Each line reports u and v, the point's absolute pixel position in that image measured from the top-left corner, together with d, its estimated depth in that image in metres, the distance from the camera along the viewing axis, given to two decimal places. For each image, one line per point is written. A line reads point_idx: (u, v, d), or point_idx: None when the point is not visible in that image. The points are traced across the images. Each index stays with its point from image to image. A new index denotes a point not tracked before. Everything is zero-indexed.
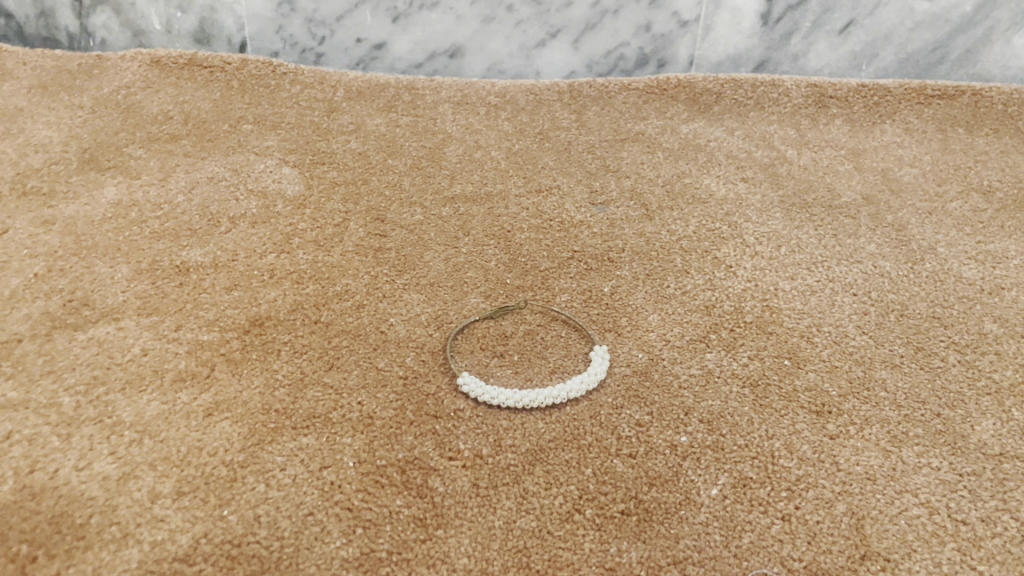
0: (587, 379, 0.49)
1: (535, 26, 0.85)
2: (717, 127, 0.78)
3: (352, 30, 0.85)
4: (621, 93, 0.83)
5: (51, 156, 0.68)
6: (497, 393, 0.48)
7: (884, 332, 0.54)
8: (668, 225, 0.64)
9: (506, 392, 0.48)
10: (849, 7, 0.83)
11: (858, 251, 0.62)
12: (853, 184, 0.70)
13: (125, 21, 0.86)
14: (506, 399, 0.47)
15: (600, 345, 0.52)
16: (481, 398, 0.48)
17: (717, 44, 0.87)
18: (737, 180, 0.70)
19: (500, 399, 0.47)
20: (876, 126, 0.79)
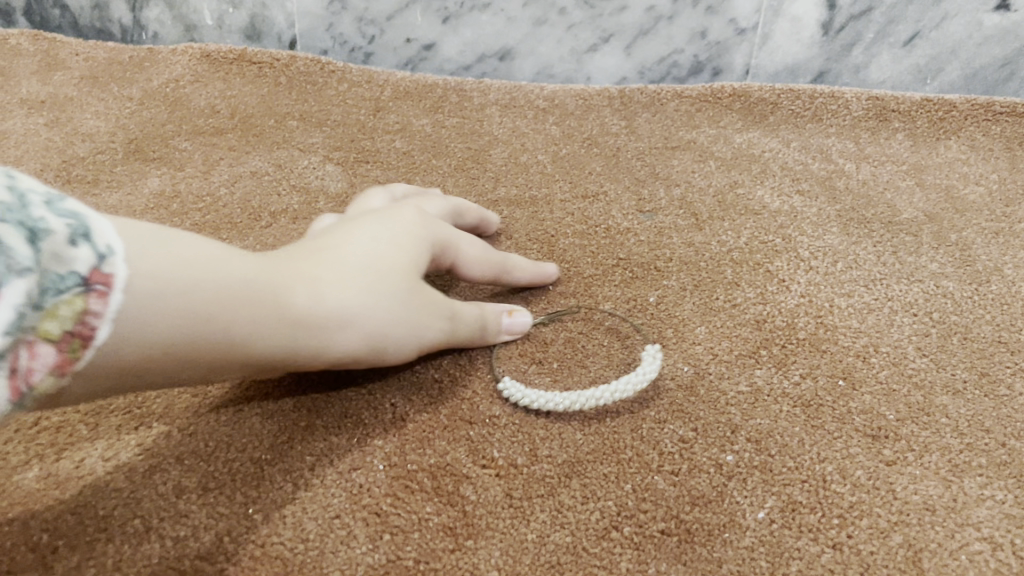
0: (635, 381, 0.47)
1: (587, 30, 0.84)
2: (773, 138, 0.76)
3: (402, 30, 0.85)
4: (672, 101, 0.81)
5: (98, 146, 0.68)
6: (537, 393, 0.46)
7: (945, 355, 0.51)
8: (719, 235, 0.62)
9: (546, 394, 0.46)
10: (915, 19, 0.80)
11: (919, 270, 0.59)
12: (915, 201, 0.67)
13: (177, 15, 0.86)
14: (545, 401, 0.46)
15: (656, 349, 0.50)
16: (520, 400, 0.46)
17: (774, 53, 0.84)
18: (793, 193, 0.68)
19: (539, 401, 0.46)
20: (939, 142, 0.75)
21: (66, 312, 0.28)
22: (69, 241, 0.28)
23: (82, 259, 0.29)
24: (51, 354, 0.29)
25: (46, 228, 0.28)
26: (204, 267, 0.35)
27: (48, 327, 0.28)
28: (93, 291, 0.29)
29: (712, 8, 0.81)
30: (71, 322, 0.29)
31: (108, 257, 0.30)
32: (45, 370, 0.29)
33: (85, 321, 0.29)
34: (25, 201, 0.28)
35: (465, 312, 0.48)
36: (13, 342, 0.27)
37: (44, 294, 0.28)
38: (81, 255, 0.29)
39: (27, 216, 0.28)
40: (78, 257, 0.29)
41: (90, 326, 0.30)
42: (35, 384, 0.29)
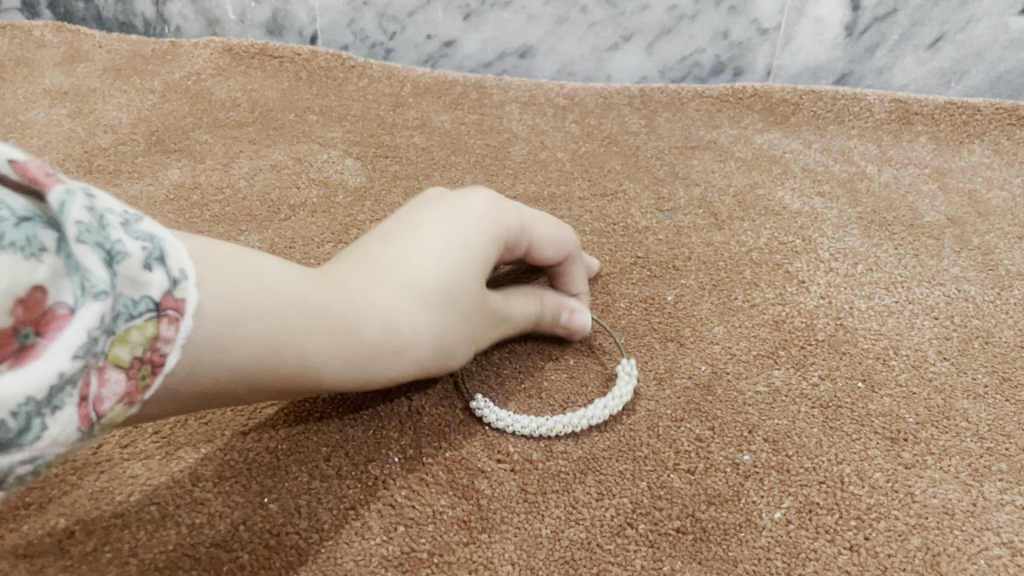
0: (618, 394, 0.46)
1: (609, 28, 0.83)
2: (794, 139, 0.75)
3: (423, 27, 0.85)
4: (693, 101, 0.80)
5: (120, 137, 0.69)
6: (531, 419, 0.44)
7: (967, 360, 0.51)
8: (738, 235, 0.62)
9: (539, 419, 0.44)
10: (940, 21, 0.79)
11: (941, 273, 0.58)
12: (937, 205, 0.66)
13: (200, 9, 0.86)
14: (543, 427, 0.44)
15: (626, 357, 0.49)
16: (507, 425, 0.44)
17: (797, 54, 0.84)
18: (813, 194, 0.67)
19: (536, 429, 0.44)
20: (963, 146, 0.75)
21: (137, 336, 0.27)
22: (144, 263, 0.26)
23: (159, 281, 0.27)
24: (122, 378, 0.27)
25: (121, 247, 0.26)
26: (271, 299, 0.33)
27: (120, 351, 0.26)
28: (166, 315, 0.27)
29: (735, 7, 0.81)
30: (142, 348, 0.27)
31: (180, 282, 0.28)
32: (115, 400, 0.27)
33: (155, 347, 0.27)
34: (103, 218, 0.26)
35: (510, 305, 0.47)
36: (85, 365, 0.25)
37: (117, 315, 0.26)
38: (156, 279, 0.27)
39: (105, 236, 0.26)
40: (153, 282, 0.27)
41: (160, 353, 0.28)
42: (105, 412, 0.26)
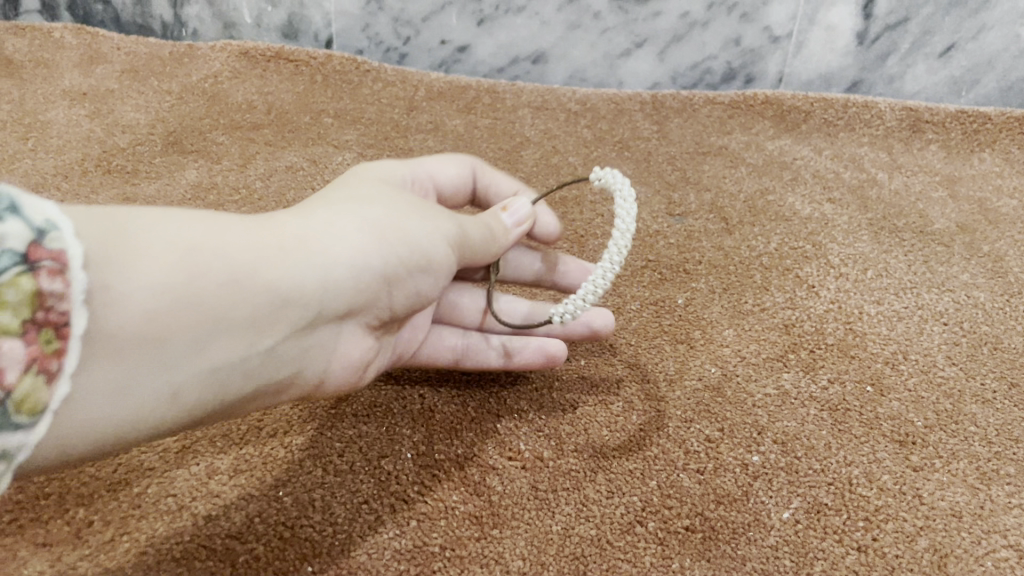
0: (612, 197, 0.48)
1: (621, 35, 0.83)
2: (804, 146, 0.75)
3: (437, 32, 0.85)
4: (705, 107, 0.81)
5: (137, 137, 0.70)
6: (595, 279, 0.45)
7: (976, 365, 0.51)
8: (748, 240, 0.62)
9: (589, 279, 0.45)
10: (951, 30, 0.78)
11: (950, 280, 0.59)
12: (947, 212, 0.66)
13: (217, 12, 0.87)
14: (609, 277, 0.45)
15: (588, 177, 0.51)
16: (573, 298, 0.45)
17: (808, 61, 0.83)
18: (824, 201, 0.67)
19: (604, 281, 0.45)
20: (973, 154, 0.75)
21: (11, 297, 0.27)
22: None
23: (19, 234, 0.27)
24: (14, 348, 0.27)
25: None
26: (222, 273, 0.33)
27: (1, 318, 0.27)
28: (41, 268, 0.28)
29: (747, 15, 0.80)
30: (28, 305, 0.27)
31: (52, 232, 0.28)
32: (21, 368, 0.27)
33: (41, 303, 0.27)
34: None
35: (492, 232, 0.45)
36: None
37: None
38: (11, 229, 0.27)
39: None
40: (11, 233, 0.27)
41: (55, 311, 0.28)
42: (13, 386, 0.27)
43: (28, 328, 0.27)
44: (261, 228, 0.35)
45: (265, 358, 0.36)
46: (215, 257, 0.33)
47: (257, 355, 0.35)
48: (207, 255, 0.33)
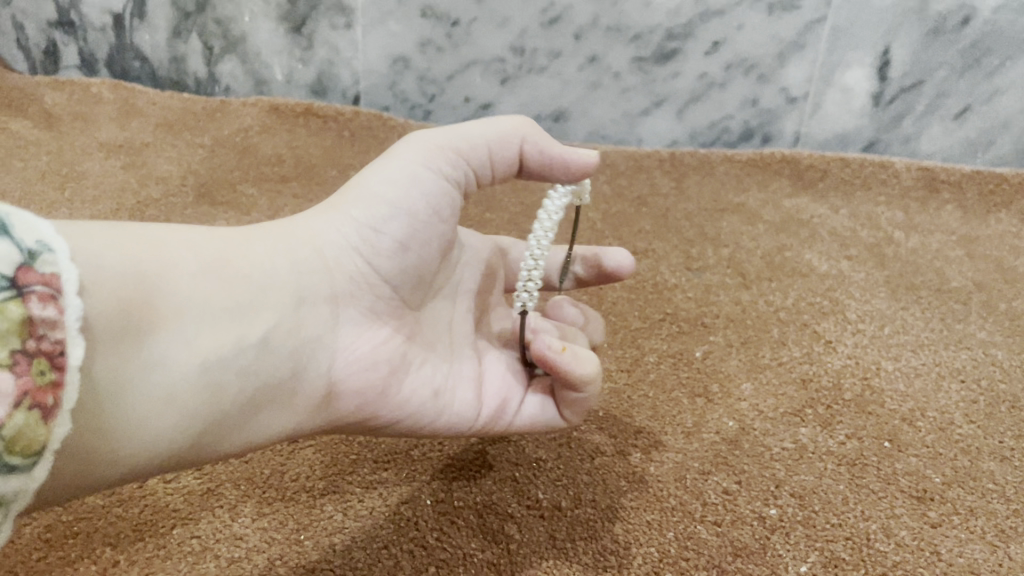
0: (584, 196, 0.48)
1: (640, 94, 0.85)
2: (822, 204, 0.76)
3: (461, 90, 0.87)
4: (722, 164, 0.82)
5: (170, 189, 0.72)
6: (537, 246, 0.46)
7: (994, 423, 0.51)
8: (766, 295, 0.63)
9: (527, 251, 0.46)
10: (965, 92, 0.78)
11: (967, 337, 0.59)
12: (964, 270, 0.67)
13: (250, 70, 0.89)
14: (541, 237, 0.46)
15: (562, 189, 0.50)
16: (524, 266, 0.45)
17: (825, 123, 0.83)
18: (841, 257, 0.68)
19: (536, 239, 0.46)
20: (990, 213, 0.75)
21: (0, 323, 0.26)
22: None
23: (11, 257, 0.27)
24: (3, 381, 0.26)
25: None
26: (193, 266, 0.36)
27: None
28: (33, 294, 0.28)
29: (764, 76, 0.81)
30: (21, 333, 0.27)
31: (43, 255, 0.29)
32: (16, 403, 0.26)
33: (33, 331, 0.27)
34: None
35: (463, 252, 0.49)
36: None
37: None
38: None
39: None
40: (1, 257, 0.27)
41: (47, 340, 0.28)
42: (3, 421, 0.26)
43: (16, 357, 0.27)
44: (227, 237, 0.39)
45: (259, 355, 0.37)
46: (186, 256, 0.36)
47: (249, 350, 0.37)
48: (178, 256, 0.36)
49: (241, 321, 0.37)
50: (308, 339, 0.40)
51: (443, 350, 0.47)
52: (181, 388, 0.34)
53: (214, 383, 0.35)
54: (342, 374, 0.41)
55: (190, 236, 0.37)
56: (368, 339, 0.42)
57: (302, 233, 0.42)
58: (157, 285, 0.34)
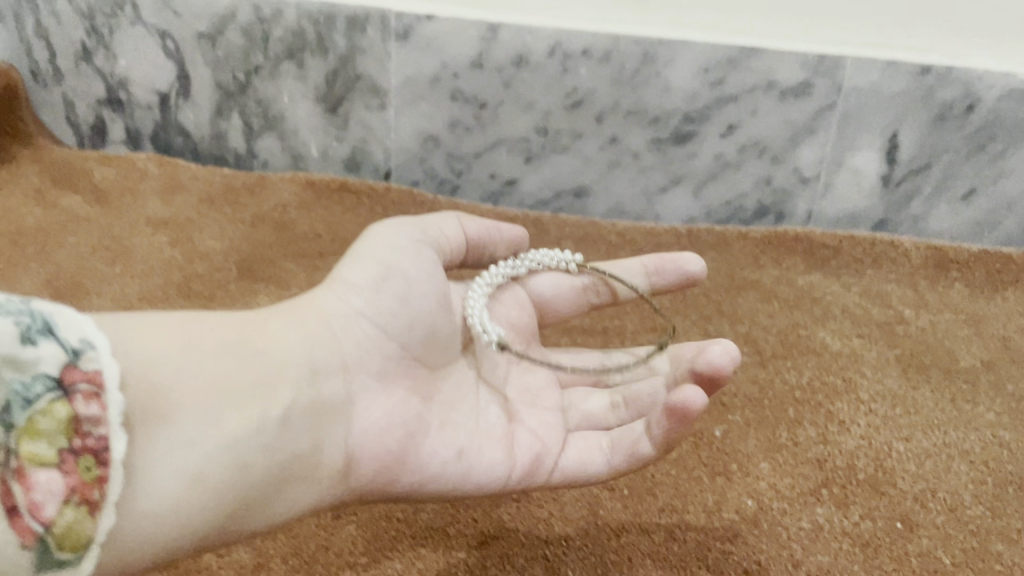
0: (532, 259, 0.59)
1: (658, 172, 0.88)
2: (835, 281, 0.80)
3: (488, 167, 0.91)
4: (738, 240, 0.85)
5: (214, 264, 0.76)
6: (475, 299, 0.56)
7: (1002, 504, 0.54)
8: (781, 373, 0.66)
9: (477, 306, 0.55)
10: (971, 175, 0.82)
11: (975, 418, 0.62)
12: (973, 350, 0.70)
13: (287, 146, 0.94)
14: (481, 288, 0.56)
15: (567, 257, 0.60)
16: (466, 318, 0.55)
17: (837, 202, 0.87)
18: (853, 335, 0.71)
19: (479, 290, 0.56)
20: (998, 292, 0.78)
21: (50, 425, 0.32)
22: (28, 345, 0.32)
23: (58, 367, 0.33)
24: (53, 476, 0.32)
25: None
26: (210, 354, 0.40)
27: (41, 449, 0.32)
28: (78, 396, 0.33)
29: (777, 157, 0.85)
30: (67, 436, 0.32)
31: (86, 352, 0.34)
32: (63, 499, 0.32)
33: (79, 432, 0.33)
34: None
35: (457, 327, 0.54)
36: (4, 475, 0.31)
37: (19, 411, 0.32)
38: (47, 355, 0.33)
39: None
40: (50, 369, 0.32)
41: (91, 437, 0.33)
42: (55, 518, 0.32)
43: (63, 455, 0.32)
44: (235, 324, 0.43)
45: (276, 430, 0.41)
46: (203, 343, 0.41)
47: (266, 425, 0.41)
48: (197, 344, 0.40)
49: (258, 399, 0.41)
50: (325, 411, 0.45)
51: (462, 412, 0.51)
52: (209, 463, 0.38)
53: (240, 459, 0.39)
54: (356, 443, 0.46)
55: (205, 324, 0.42)
56: (377, 408, 0.47)
57: (315, 314, 0.47)
58: (178, 368, 0.38)
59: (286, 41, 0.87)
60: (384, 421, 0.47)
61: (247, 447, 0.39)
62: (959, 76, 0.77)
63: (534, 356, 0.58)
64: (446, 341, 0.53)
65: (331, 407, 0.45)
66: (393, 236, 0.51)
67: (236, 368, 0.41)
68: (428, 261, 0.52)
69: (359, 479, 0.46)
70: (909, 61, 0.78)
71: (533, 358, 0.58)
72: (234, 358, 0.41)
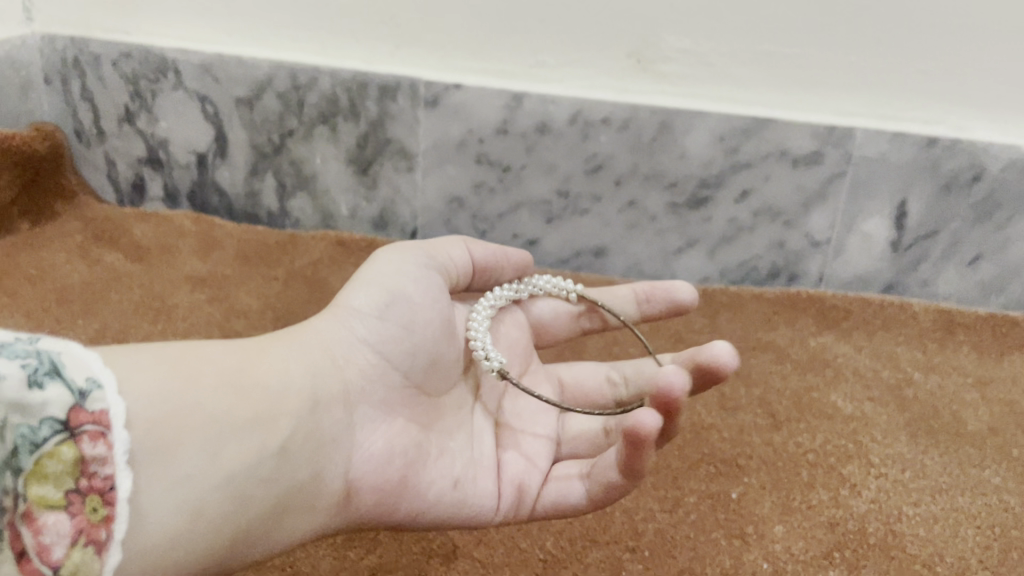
0: (536, 284, 0.68)
1: (675, 234, 0.92)
2: (846, 343, 0.82)
3: (510, 227, 0.95)
4: (752, 301, 0.88)
5: (251, 323, 0.80)
6: (476, 323, 0.62)
7: (1008, 569, 0.56)
8: (795, 436, 0.68)
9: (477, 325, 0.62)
10: (977, 242, 0.85)
11: (982, 483, 0.64)
12: (980, 414, 0.72)
13: (318, 205, 0.98)
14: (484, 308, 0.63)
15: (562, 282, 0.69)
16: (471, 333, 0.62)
17: (847, 265, 0.90)
18: (864, 398, 0.74)
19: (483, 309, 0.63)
20: (1004, 356, 0.81)
21: (57, 467, 0.36)
22: (35, 388, 0.36)
23: (66, 409, 0.37)
24: (61, 517, 0.36)
25: (8, 388, 0.35)
26: (208, 390, 0.44)
27: (49, 491, 0.36)
28: (85, 437, 0.37)
29: (790, 222, 0.88)
30: (73, 477, 0.36)
31: (92, 392, 0.38)
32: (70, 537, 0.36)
33: (84, 472, 0.37)
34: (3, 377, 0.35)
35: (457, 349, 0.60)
36: (16, 516, 0.35)
37: (30, 453, 0.36)
38: (54, 398, 0.36)
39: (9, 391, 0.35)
40: (58, 412, 0.36)
41: (98, 476, 0.37)
42: (63, 556, 0.35)
43: (70, 496, 0.36)
44: (233, 359, 0.47)
45: (271, 464, 0.45)
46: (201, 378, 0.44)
47: (261, 459, 0.45)
48: (195, 381, 0.44)
49: (253, 434, 0.45)
50: (323, 442, 0.49)
51: (458, 441, 0.57)
52: (205, 497, 0.42)
53: (234, 493, 0.43)
54: (352, 476, 0.50)
55: (204, 360, 0.45)
56: (376, 438, 0.52)
57: (317, 347, 0.51)
58: (177, 405, 0.42)
59: (320, 107, 0.91)
60: (381, 452, 0.52)
61: (241, 482, 0.43)
62: (965, 148, 0.81)
63: (533, 374, 0.65)
64: (446, 367, 0.58)
65: (330, 439, 0.49)
66: (393, 271, 0.56)
67: (232, 403, 0.45)
68: (432, 287, 0.58)
69: (356, 508, 0.50)
70: (917, 133, 0.82)
71: (533, 377, 0.65)
72: (230, 391, 0.45)
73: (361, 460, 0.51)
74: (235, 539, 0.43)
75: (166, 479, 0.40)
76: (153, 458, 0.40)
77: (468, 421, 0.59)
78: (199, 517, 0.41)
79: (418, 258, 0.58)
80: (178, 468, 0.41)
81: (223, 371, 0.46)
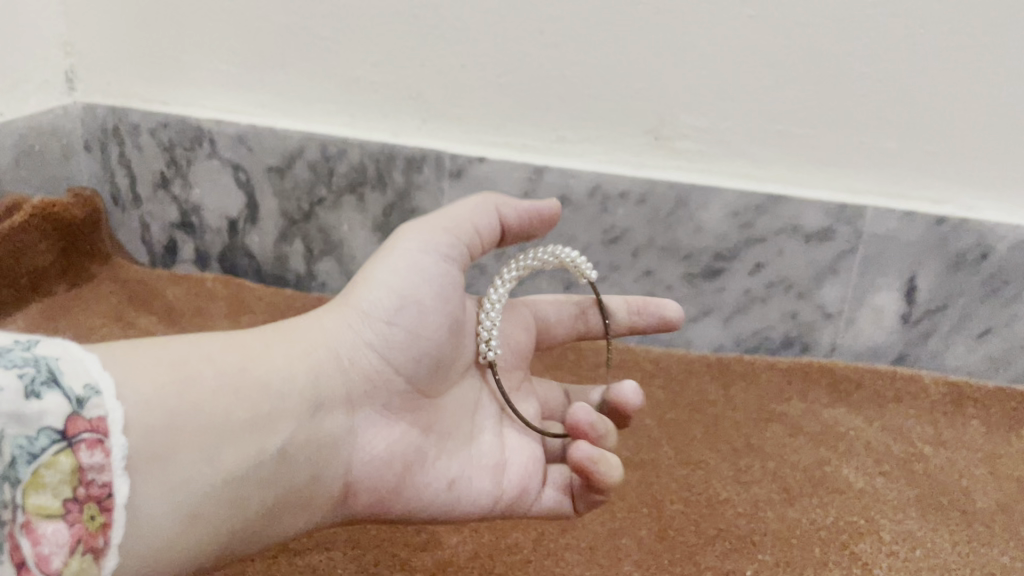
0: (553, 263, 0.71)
1: (691, 304, 0.94)
2: (857, 415, 0.85)
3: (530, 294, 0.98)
4: (766, 371, 0.91)
5: None
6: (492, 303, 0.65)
7: None
8: (808, 511, 0.70)
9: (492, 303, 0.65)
10: (987, 316, 0.87)
11: (991, 562, 0.66)
12: (989, 490, 0.74)
13: (344, 269, 1.00)
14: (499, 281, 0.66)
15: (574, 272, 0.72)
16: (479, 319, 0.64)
17: (859, 336, 0.92)
18: (876, 473, 0.76)
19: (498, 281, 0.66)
20: (1013, 431, 0.84)
21: (54, 477, 0.39)
22: (32, 398, 0.39)
23: (63, 418, 0.39)
24: (59, 526, 0.38)
25: (5, 399, 0.38)
26: (210, 393, 0.48)
27: (47, 500, 0.39)
28: (82, 446, 0.40)
29: (802, 293, 0.91)
30: (71, 484, 0.39)
31: (89, 400, 0.41)
32: (70, 541, 0.39)
33: (82, 479, 0.40)
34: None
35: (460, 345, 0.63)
36: (17, 527, 0.38)
37: (26, 465, 0.38)
38: (51, 407, 0.39)
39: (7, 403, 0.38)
40: (54, 422, 0.39)
41: (94, 483, 0.40)
42: (65, 561, 0.38)
43: (67, 505, 0.39)
44: (235, 360, 0.50)
45: (271, 466, 0.49)
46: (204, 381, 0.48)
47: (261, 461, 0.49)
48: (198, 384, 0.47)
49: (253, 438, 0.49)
50: (325, 445, 0.53)
51: (457, 440, 0.62)
52: (204, 498, 0.46)
53: (235, 494, 0.47)
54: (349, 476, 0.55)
55: (207, 362, 0.49)
56: (374, 443, 0.57)
57: (320, 349, 0.55)
58: (181, 407, 0.46)
59: (349, 176, 0.95)
60: (380, 455, 0.56)
61: (240, 483, 0.48)
62: (974, 228, 0.84)
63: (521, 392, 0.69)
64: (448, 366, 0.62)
65: (332, 440, 0.54)
66: (404, 268, 0.58)
67: (233, 404, 0.48)
68: (447, 281, 0.59)
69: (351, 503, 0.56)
70: (927, 212, 0.84)
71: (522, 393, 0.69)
72: (231, 393, 0.49)
73: (362, 461, 0.56)
74: (238, 534, 0.48)
75: (170, 483, 0.44)
76: (155, 462, 0.43)
77: (469, 417, 0.64)
78: (199, 519, 0.45)
79: (436, 245, 0.59)
80: (180, 472, 0.44)
81: (223, 373, 0.49)
